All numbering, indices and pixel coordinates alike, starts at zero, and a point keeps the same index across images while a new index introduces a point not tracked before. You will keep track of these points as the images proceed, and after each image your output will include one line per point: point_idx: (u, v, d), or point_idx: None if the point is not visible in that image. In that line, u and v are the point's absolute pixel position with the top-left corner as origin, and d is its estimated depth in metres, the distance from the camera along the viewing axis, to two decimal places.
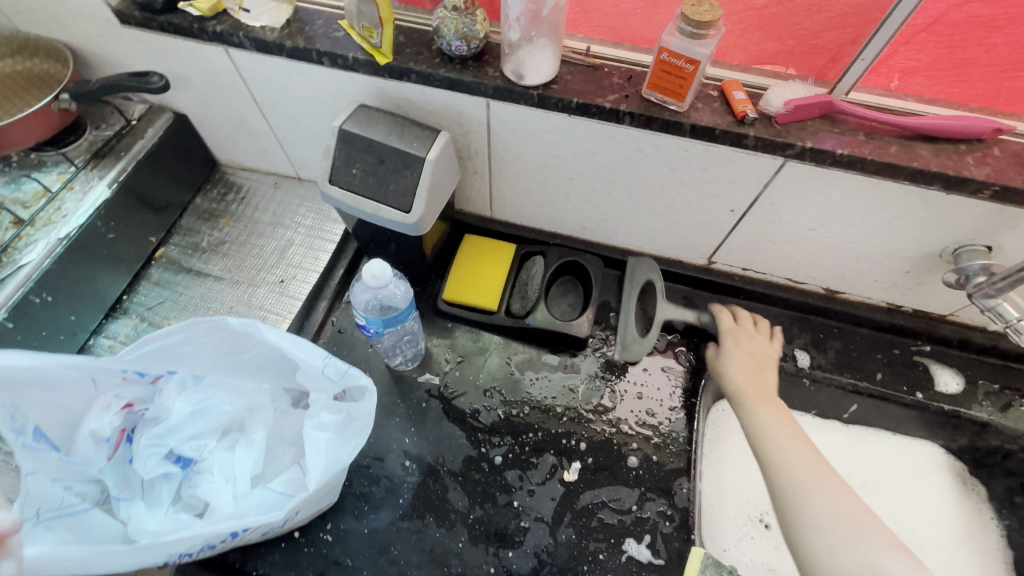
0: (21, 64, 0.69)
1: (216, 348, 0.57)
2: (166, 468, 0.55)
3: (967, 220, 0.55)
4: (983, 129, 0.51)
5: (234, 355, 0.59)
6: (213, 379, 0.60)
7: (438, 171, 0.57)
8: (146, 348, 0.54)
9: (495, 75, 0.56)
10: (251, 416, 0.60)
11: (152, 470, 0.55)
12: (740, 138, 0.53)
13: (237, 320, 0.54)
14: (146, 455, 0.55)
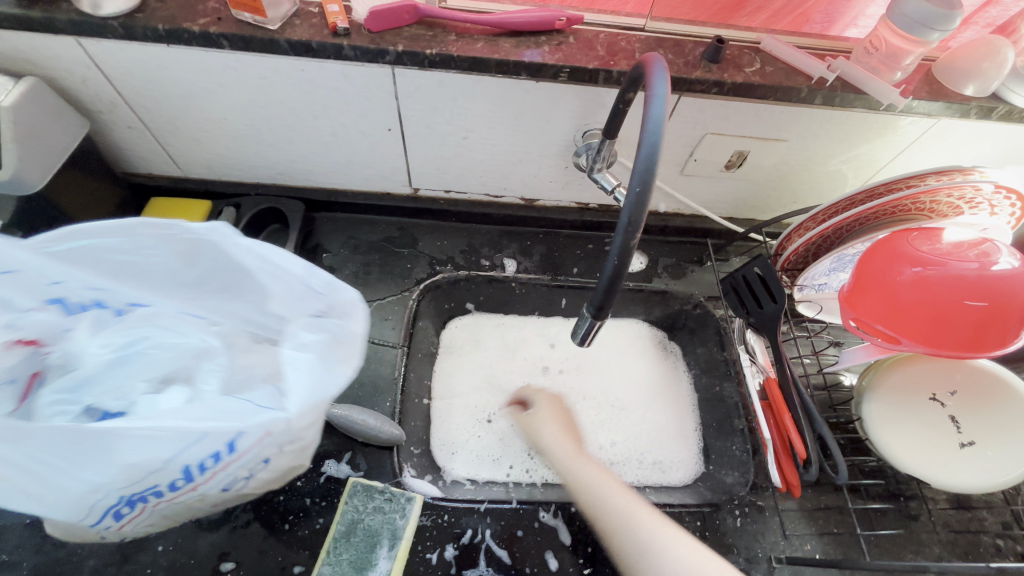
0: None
1: (103, 269, 0.46)
2: (63, 414, 0.47)
3: (570, 106, 0.61)
4: (550, 19, 0.56)
5: (182, 276, 0.49)
6: (149, 311, 0.49)
7: (26, 119, 0.53)
8: (80, 245, 0.42)
9: (69, 9, 0.52)
10: (201, 364, 0.52)
11: (50, 412, 0.46)
12: (337, 49, 0.54)
13: (200, 222, 0.45)
14: (50, 393, 0.46)
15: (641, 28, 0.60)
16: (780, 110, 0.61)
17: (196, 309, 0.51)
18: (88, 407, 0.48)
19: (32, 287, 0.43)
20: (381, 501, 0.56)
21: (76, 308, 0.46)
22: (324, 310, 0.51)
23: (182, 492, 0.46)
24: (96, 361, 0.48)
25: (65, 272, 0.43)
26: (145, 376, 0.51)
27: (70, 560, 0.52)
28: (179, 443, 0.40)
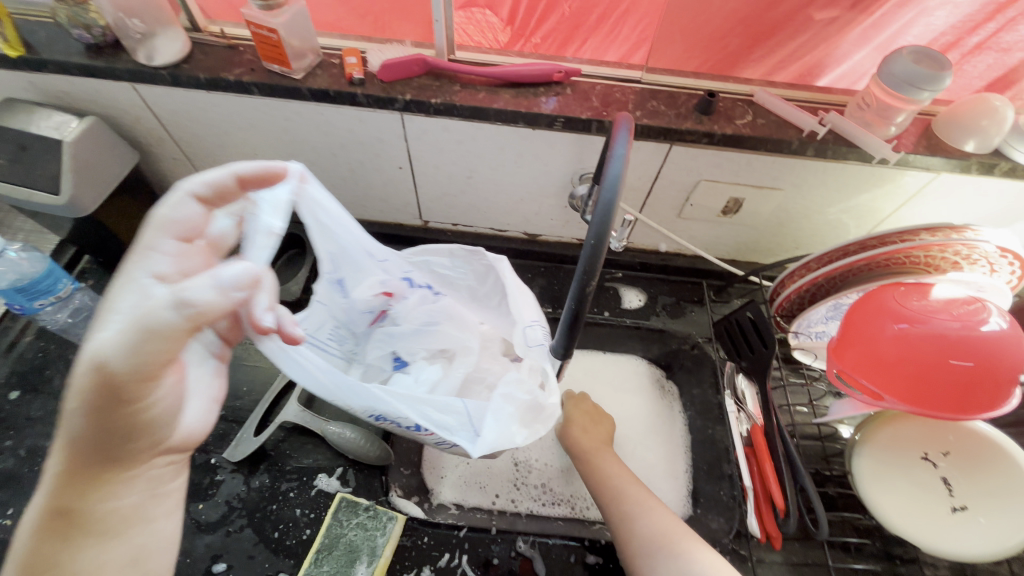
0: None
1: (461, 269, 0.60)
2: (382, 363, 0.65)
3: (567, 151, 0.65)
4: (548, 72, 0.61)
5: (465, 281, 0.62)
6: (445, 301, 0.63)
7: (85, 152, 0.61)
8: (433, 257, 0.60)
9: (128, 60, 0.60)
10: (458, 355, 0.64)
11: (387, 363, 0.65)
12: (352, 96, 0.60)
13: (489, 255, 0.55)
14: (377, 341, 0.65)
15: (638, 79, 0.64)
16: (772, 161, 0.63)
17: (489, 311, 0.63)
18: (428, 353, 0.65)
19: (396, 271, 0.60)
20: (364, 518, 0.59)
21: (415, 287, 0.63)
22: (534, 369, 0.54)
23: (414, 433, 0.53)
24: (410, 324, 0.64)
25: (399, 261, 0.60)
26: (428, 346, 0.64)
27: None
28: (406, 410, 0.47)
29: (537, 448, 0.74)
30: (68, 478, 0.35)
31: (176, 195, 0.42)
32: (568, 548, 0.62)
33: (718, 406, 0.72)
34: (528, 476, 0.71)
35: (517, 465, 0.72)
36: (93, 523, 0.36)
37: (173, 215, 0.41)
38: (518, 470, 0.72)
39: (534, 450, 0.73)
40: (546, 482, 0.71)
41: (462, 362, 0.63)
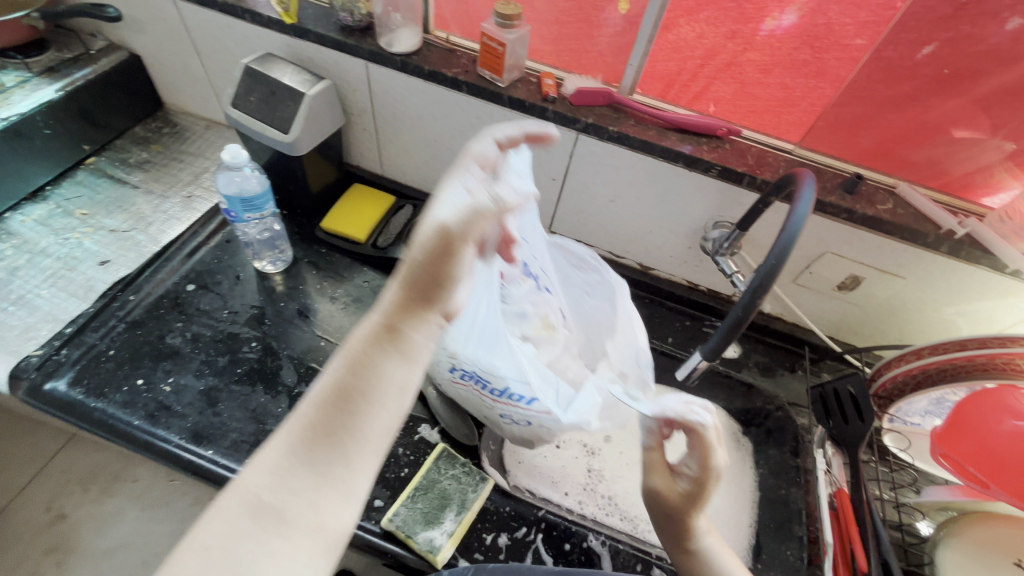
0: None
1: (572, 272, 0.71)
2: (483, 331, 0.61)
3: (711, 197, 0.72)
4: (715, 127, 0.69)
5: (573, 283, 0.71)
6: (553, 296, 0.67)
7: (316, 107, 0.74)
8: (555, 248, 0.70)
9: (372, 44, 0.73)
10: (549, 342, 0.64)
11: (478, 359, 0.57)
12: (543, 110, 0.70)
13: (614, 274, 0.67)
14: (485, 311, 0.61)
15: (790, 151, 0.71)
16: (904, 249, 0.67)
17: (579, 311, 0.71)
18: (520, 337, 0.63)
19: (536, 263, 0.64)
20: (460, 471, 0.65)
21: (529, 275, 0.63)
22: (633, 372, 0.63)
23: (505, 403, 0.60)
24: (514, 311, 0.62)
25: (539, 251, 0.64)
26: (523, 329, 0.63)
27: (217, 427, 0.66)
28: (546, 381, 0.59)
29: (613, 462, 0.78)
30: (406, 299, 0.40)
31: (486, 137, 0.50)
32: (636, 558, 0.65)
33: (796, 469, 0.74)
34: (597, 485, 0.75)
35: (589, 472, 0.76)
36: (405, 344, 0.39)
37: (483, 149, 0.48)
38: (589, 476, 0.76)
39: (609, 463, 0.78)
40: (612, 496, 0.74)
41: (551, 347, 0.64)
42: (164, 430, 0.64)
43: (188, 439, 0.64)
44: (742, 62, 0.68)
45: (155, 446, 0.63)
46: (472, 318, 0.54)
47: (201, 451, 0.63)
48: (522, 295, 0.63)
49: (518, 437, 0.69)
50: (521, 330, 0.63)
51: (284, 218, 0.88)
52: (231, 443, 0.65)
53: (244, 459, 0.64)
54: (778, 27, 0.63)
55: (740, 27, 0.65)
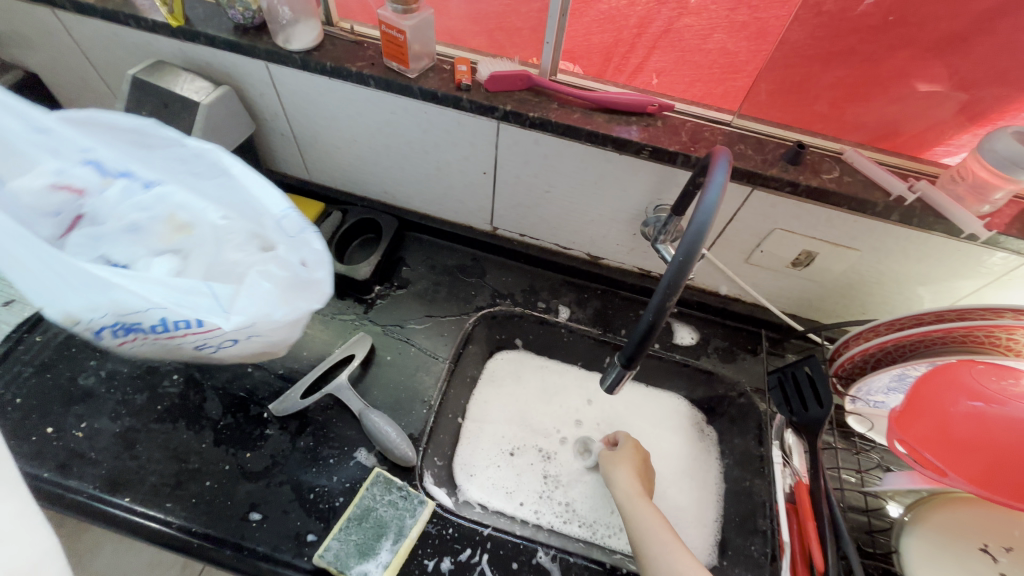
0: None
1: (145, 142, 0.54)
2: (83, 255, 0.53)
3: (647, 180, 0.67)
4: (644, 104, 0.63)
5: (155, 160, 0.55)
6: (167, 191, 0.56)
7: (214, 116, 0.68)
8: (87, 128, 0.52)
9: (268, 42, 0.67)
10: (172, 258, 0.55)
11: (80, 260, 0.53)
12: (458, 100, 0.65)
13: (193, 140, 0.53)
14: (80, 245, 0.54)
15: (729, 122, 0.66)
16: (854, 220, 0.63)
17: (212, 197, 0.56)
18: (203, 271, 0.55)
19: (68, 147, 0.52)
20: (396, 496, 0.61)
21: (114, 177, 0.55)
22: (291, 242, 0.54)
23: (131, 344, 0.52)
24: (110, 227, 0.54)
25: (93, 141, 0.53)
26: (149, 244, 0.55)
27: (133, 472, 0.61)
28: (152, 301, 0.46)
29: (570, 466, 0.74)
30: None
31: None
32: (588, 571, 0.61)
33: (760, 460, 0.70)
34: (554, 491, 0.72)
35: (546, 478, 0.73)
36: None
37: None
38: (546, 483, 0.72)
39: (565, 468, 0.74)
40: (570, 502, 0.71)
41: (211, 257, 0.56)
42: (77, 481, 0.60)
43: (104, 488, 0.60)
44: (678, 30, 0.62)
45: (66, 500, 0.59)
46: (65, 277, 0.45)
47: (116, 500, 0.59)
48: (97, 215, 0.55)
49: (248, 355, 0.59)
50: (145, 246, 0.55)
51: None
52: (151, 488, 0.61)
53: (164, 504, 0.60)
54: None
55: None
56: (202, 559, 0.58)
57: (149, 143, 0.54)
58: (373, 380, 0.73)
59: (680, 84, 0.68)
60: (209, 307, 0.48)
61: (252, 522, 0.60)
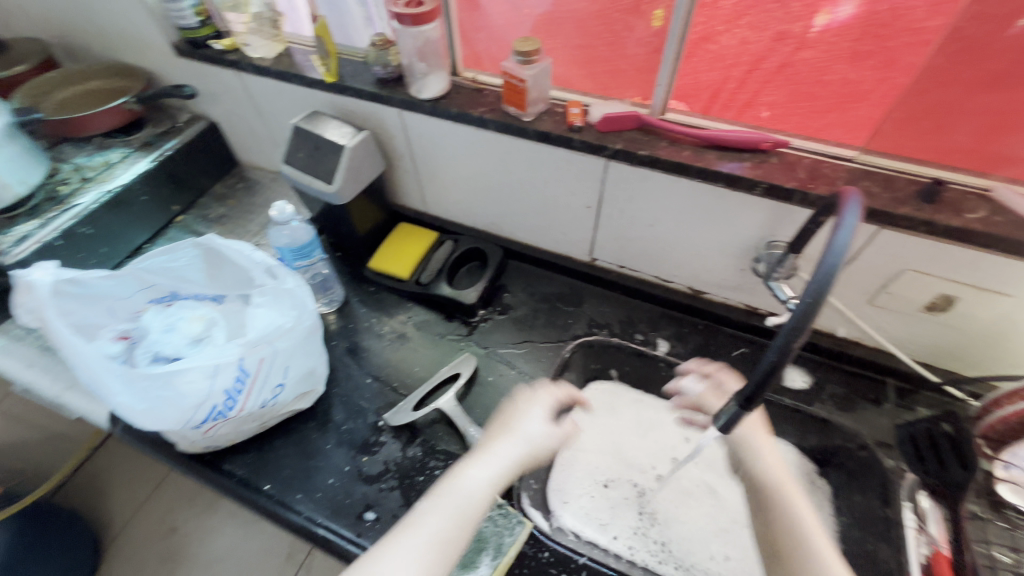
0: (111, 75, 1.00)
1: (199, 267, 0.68)
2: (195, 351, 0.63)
3: (759, 216, 0.66)
4: (758, 141, 0.63)
5: (217, 276, 0.70)
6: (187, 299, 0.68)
7: (356, 156, 0.78)
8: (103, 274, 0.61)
9: (404, 92, 0.77)
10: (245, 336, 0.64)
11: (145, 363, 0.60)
12: (569, 140, 0.69)
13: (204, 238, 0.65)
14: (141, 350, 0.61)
15: (851, 158, 0.64)
16: (1005, 263, 0.57)
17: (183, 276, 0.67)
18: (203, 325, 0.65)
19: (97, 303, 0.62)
20: (496, 514, 0.64)
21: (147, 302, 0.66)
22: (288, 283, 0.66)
23: (213, 428, 0.64)
24: (154, 327, 0.63)
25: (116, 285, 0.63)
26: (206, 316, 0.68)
27: (272, 464, 0.70)
28: (213, 374, 0.58)
29: (666, 504, 0.72)
30: None
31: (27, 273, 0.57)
32: None
33: (886, 521, 0.64)
34: (649, 529, 0.70)
35: (641, 514, 0.71)
36: None
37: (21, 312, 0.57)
38: (641, 519, 0.71)
39: (662, 506, 0.72)
40: (665, 542, 0.69)
41: (223, 329, 0.65)
42: (230, 467, 0.70)
43: (249, 475, 0.69)
44: (795, 63, 0.62)
45: (220, 482, 0.69)
46: (168, 382, 0.56)
47: (257, 488, 0.68)
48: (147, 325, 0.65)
49: (290, 401, 0.71)
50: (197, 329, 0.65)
51: (338, 259, 0.94)
52: (285, 479, 0.69)
53: (295, 495, 0.68)
54: (833, 21, 0.57)
55: (787, 27, 0.59)
56: (323, 550, 0.65)
57: (171, 251, 0.65)
58: (475, 399, 0.77)
59: (797, 120, 0.66)
60: (216, 366, 0.58)
61: (366, 521, 0.65)
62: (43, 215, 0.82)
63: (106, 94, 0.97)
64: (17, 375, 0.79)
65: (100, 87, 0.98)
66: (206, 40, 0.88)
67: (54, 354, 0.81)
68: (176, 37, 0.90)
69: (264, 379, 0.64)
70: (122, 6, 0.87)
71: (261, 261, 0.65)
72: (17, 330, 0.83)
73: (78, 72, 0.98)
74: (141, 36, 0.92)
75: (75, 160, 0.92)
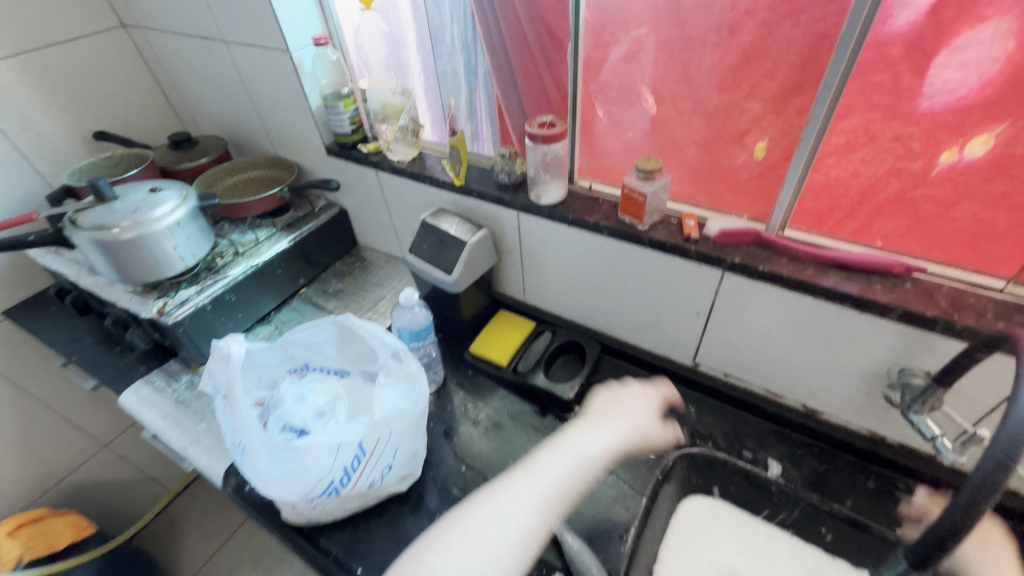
0: (265, 166, 1.17)
1: (333, 342, 0.75)
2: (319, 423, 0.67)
3: (892, 342, 0.63)
4: (889, 265, 0.62)
5: (345, 352, 0.75)
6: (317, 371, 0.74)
7: (475, 251, 0.85)
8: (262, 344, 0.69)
9: (524, 197, 0.84)
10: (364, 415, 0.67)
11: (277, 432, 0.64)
12: (685, 250, 0.71)
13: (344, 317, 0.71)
14: (275, 417, 0.66)
15: (999, 289, 0.60)
16: None
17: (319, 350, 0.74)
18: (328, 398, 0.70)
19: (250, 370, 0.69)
20: None
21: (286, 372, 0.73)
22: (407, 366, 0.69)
23: (322, 504, 0.65)
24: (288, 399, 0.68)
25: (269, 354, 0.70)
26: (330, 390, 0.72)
27: (367, 544, 0.71)
28: (335, 451, 0.61)
29: None
30: None
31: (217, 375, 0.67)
32: None
33: None
34: None
35: None
36: None
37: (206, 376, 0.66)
38: None
39: None
40: None
41: (346, 405, 0.69)
42: (328, 543, 0.71)
43: (344, 555, 0.70)
44: (927, 194, 0.62)
45: (318, 559, 0.69)
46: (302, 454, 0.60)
47: (351, 570, 0.68)
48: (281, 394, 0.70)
49: (390, 486, 0.72)
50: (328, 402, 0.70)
51: (439, 340, 0.99)
52: (378, 564, 0.69)
53: None
54: (960, 162, 0.58)
55: (909, 165, 0.61)
56: None
57: (316, 326, 0.73)
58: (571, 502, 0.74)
59: (927, 244, 0.65)
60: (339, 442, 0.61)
61: None
62: (201, 282, 0.94)
63: (261, 181, 1.14)
64: (153, 424, 0.87)
65: (257, 176, 1.16)
66: (354, 144, 1.02)
67: (185, 408, 0.89)
68: (330, 139, 1.05)
69: (376, 461, 0.65)
70: (292, 115, 1.05)
71: (389, 343, 0.70)
72: (160, 382, 0.93)
73: (242, 163, 1.16)
74: (301, 138, 1.09)
75: (231, 236, 1.07)
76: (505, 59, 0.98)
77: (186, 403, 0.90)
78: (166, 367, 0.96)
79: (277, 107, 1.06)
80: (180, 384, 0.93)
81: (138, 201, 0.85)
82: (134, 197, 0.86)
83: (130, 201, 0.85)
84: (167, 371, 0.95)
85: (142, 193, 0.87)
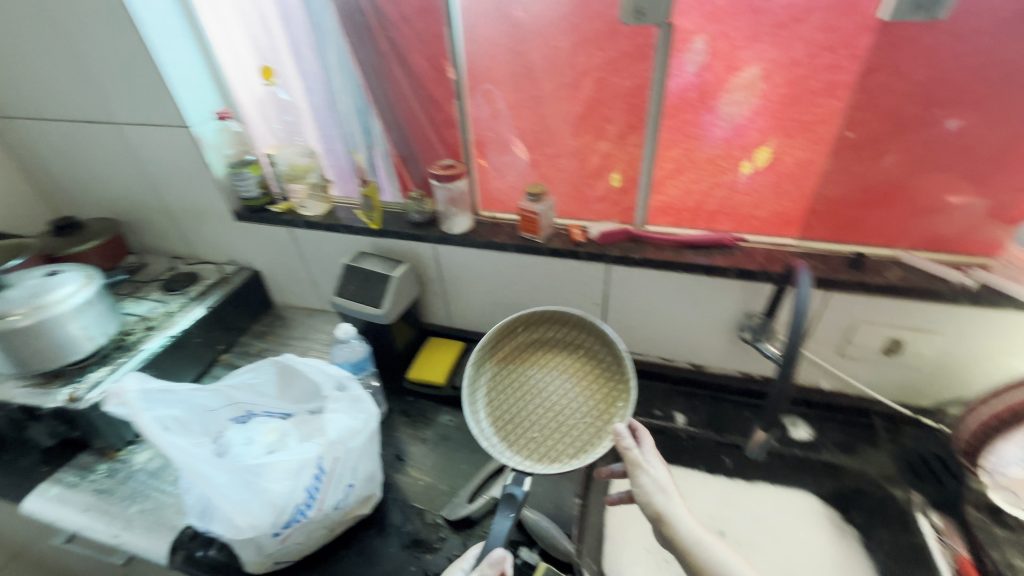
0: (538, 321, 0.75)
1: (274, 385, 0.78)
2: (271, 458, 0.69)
3: (736, 296, 0.83)
4: (720, 239, 0.83)
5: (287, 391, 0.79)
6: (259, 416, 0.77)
7: (401, 285, 0.94)
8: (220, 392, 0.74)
9: (437, 231, 0.96)
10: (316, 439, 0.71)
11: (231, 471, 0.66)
12: (576, 252, 0.87)
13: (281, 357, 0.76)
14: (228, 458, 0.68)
15: (790, 245, 0.85)
16: (927, 307, 0.75)
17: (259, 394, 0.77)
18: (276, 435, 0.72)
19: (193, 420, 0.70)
20: None
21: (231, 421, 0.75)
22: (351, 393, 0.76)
23: (291, 535, 0.68)
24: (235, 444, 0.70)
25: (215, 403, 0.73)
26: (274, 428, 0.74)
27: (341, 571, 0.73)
28: (296, 474, 0.65)
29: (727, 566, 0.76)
30: None
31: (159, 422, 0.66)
32: None
33: (915, 548, 0.72)
34: None
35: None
36: None
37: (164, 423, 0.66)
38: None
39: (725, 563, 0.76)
40: None
41: (297, 436, 0.73)
42: None
43: None
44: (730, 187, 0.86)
45: None
46: (264, 481, 0.63)
47: None
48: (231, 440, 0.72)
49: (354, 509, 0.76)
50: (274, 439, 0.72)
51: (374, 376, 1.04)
52: None
53: None
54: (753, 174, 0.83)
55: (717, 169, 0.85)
56: None
57: (257, 366, 0.76)
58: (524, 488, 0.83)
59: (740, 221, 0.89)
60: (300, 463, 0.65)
61: None
62: (112, 361, 0.91)
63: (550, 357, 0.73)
64: (71, 520, 0.80)
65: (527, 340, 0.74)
66: (263, 206, 1.09)
67: (109, 497, 0.83)
68: (237, 205, 1.10)
69: (337, 479, 0.69)
70: (194, 188, 1.08)
71: (333, 374, 0.76)
72: (72, 478, 0.86)
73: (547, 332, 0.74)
74: (205, 208, 1.11)
75: (136, 311, 1.04)
76: (389, 109, 0.96)
77: (108, 491, 0.84)
78: (77, 461, 0.89)
79: (176, 183, 1.08)
80: (98, 474, 0.87)
81: (34, 287, 0.82)
82: (28, 284, 0.83)
83: (25, 288, 0.82)
84: (79, 465, 0.89)
85: (36, 279, 0.84)
